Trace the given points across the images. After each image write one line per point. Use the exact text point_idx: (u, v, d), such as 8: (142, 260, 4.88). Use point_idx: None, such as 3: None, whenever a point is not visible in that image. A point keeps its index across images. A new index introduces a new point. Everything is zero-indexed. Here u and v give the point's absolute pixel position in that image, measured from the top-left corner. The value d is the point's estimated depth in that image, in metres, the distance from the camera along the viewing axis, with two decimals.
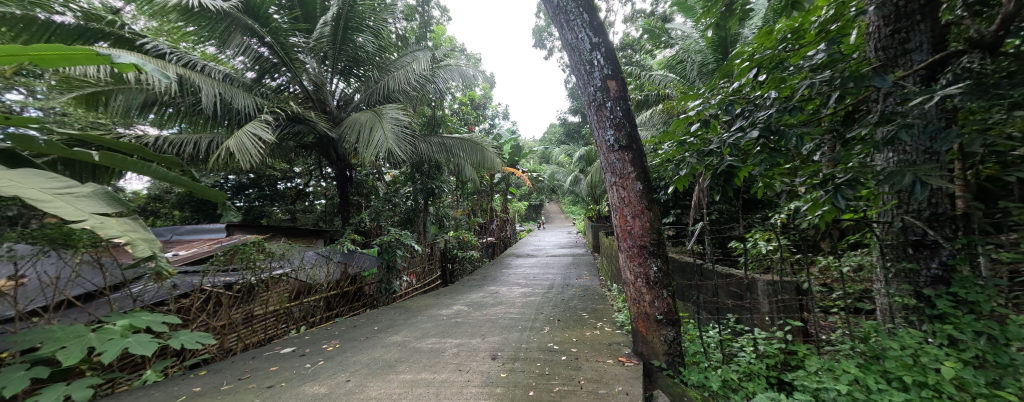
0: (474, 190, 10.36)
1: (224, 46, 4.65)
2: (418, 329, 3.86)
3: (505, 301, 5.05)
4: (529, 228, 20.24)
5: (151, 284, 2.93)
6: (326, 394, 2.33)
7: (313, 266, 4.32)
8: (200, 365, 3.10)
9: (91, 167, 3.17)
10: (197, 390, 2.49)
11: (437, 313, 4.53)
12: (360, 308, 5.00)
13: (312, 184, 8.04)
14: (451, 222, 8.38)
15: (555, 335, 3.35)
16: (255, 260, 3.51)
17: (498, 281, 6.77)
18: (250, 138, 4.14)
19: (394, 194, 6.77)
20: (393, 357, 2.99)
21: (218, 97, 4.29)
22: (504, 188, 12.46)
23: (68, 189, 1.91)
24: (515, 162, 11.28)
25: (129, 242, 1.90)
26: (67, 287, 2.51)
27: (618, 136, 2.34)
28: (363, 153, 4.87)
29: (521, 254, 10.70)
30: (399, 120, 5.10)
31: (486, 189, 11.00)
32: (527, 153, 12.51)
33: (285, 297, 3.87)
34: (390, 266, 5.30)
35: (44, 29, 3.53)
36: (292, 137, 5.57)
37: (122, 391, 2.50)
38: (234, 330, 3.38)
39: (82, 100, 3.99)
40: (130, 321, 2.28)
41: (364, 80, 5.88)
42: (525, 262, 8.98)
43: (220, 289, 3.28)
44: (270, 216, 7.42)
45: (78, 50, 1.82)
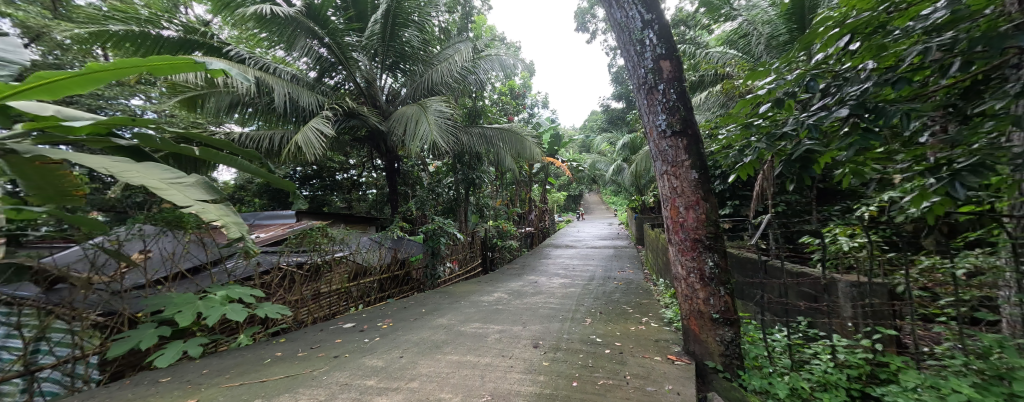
0: (513, 181, 10.48)
1: (291, 48, 5.10)
2: (461, 313, 4.04)
3: (544, 291, 5.06)
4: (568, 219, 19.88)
5: (240, 261, 3.39)
6: (383, 367, 2.54)
7: (367, 250, 4.69)
8: (280, 334, 3.55)
9: (192, 160, 3.76)
10: (278, 355, 2.86)
11: (479, 299, 4.70)
12: (408, 291, 5.37)
13: (365, 174, 8.62)
14: (490, 212, 8.52)
15: (597, 327, 3.30)
16: (320, 243, 3.91)
17: (537, 270, 6.78)
18: (315, 133, 4.56)
19: (437, 184, 6.97)
20: (440, 338, 3.17)
21: (287, 96, 4.74)
22: (543, 178, 12.40)
23: (178, 179, 2.25)
24: (554, 152, 11.14)
25: (224, 224, 2.18)
26: (181, 261, 3.01)
27: (671, 121, 2.18)
28: (409, 144, 5.14)
29: (560, 244, 10.57)
30: (442, 112, 5.28)
31: (525, 179, 11.10)
32: (567, 142, 12.28)
33: (345, 277, 4.28)
34: (435, 253, 5.63)
35: (155, 42, 4.33)
36: (347, 131, 6.03)
37: (222, 351, 2.96)
38: (305, 304, 3.80)
39: (185, 103, 4.72)
40: (226, 292, 2.69)
41: (409, 75, 6.13)
42: (565, 253, 8.85)
43: (294, 268, 3.69)
44: (330, 204, 8.17)
45: (183, 59, 2.07)
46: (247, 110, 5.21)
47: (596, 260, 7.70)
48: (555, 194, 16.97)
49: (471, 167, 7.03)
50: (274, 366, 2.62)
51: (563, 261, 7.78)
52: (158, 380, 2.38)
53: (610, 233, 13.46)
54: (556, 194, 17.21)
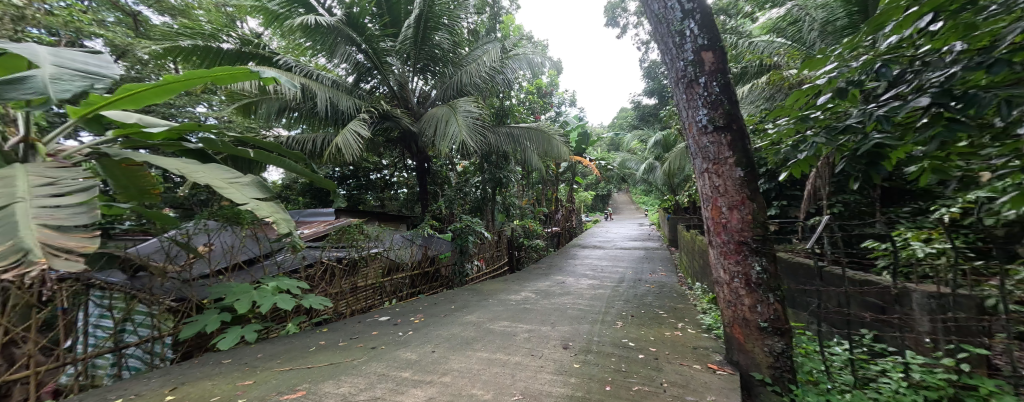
0: (540, 180, 10.42)
1: (332, 56, 5.42)
2: (490, 311, 4.08)
3: (572, 292, 4.98)
4: (596, 220, 19.46)
5: (289, 255, 3.65)
6: (417, 360, 2.63)
7: (400, 247, 4.88)
8: (322, 324, 3.78)
9: (247, 162, 4.10)
10: (322, 344, 3.05)
11: (506, 298, 4.72)
12: (438, 288, 5.51)
13: (397, 174, 8.95)
14: (517, 211, 8.53)
15: (629, 331, 3.20)
16: (358, 239, 4.12)
17: (564, 271, 6.69)
18: (353, 135, 4.81)
19: (465, 183, 7.01)
20: (470, 335, 3.23)
21: (329, 100, 5.04)
22: (570, 177, 12.22)
23: (236, 178, 2.47)
24: (582, 150, 10.94)
25: (275, 220, 2.36)
26: (239, 253, 3.29)
27: (713, 116, 2.07)
28: (439, 144, 5.28)
29: (588, 245, 10.36)
30: (471, 112, 5.40)
31: (552, 179, 11.01)
32: (596, 141, 12.02)
33: (380, 272, 4.49)
34: (463, 251, 5.74)
35: (217, 55, 4.79)
36: (381, 133, 6.29)
37: (273, 337, 3.21)
38: (344, 297, 4.02)
39: (241, 109, 5.16)
40: (277, 284, 2.91)
41: (439, 77, 6.23)
42: (592, 254, 8.66)
43: (334, 262, 3.92)
44: (365, 203, 8.58)
45: (241, 69, 2.27)
46: (294, 115, 5.59)
47: (625, 262, 7.47)
48: (582, 194, 16.67)
49: (498, 167, 7.05)
50: (318, 354, 2.80)
51: (591, 262, 7.62)
52: (221, 362, 2.64)
53: (641, 234, 12.99)
54: (584, 194, 16.89)
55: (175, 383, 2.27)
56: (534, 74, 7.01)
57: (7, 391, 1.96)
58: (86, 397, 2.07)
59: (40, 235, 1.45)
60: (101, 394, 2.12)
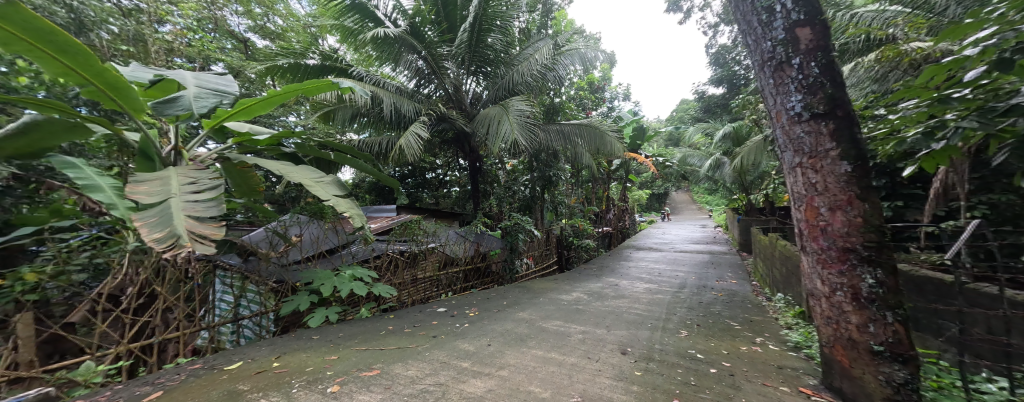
0: (590, 178, 10.08)
1: (395, 64, 5.85)
2: (542, 310, 4.07)
3: (626, 295, 4.74)
4: (651, 220, 18.28)
5: (361, 246, 4.02)
6: (474, 352, 2.73)
7: (454, 242, 5.11)
8: (388, 311, 4.11)
9: (327, 164, 4.62)
10: (390, 329, 3.34)
11: (557, 297, 4.66)
12: (489, 283, 5.65)
13: (449, 173, 9.34)
14: (566, 210, 8.38)
15: (696, 342, 2.94)
16: (417, 234, 4.42)
17: (617, 273, 6.39)
18: (414, 137, 5.15)
19: (513, 182, 7.23)
20: (523, 332, 3.25)
21: (393, 106, 5.45)
22: (623, 175, 11.63)
23: (319, 177, 2.80)
24: (637, 146, 10.33)
25: (351, 215, 2.63)
26: (322, 243, 3.72)
27: (810, 101, 1.80)
28: (491, 143, 5.42)
29: (643, 247, 9.77)
30: (523, 111, 5.47)
31: (603, 177, 10.57)
32: (652, 136, 11.26)
33: (437, 265, 4.73)
34: (513, 248, 5.81)
35: (303, 71, 5.46)
36: (438, 134, 6.61)
37: (350, 320, 3.60)
38: (406, 287, 4.33)
39: (322, 117, 5.82)
40: (353, 272, 3.25)
41: (491, 77, 6.37)
42: (648, 256, 8.15)
43: (397, 254, 4.23)
44: (421, 200, 9.10)
45: (324, 82, 2.58)
46: (363, 120, 6.14)
47: (686, 266, 6.89)
48: (636, 192, 15.76)
49: (547, 165, 7.01)
50: (387, 337, 3.07)
51: (647, 265, 7.17)
52: (311, 337, 3.04)
53: (703, 236, 11.89)
54: (638, 192, 15.96)
55: (279, 352, 2.70)
56: (586, 69, 6.88)
57: (165, 347, 2.61)
58: (220, 357, 2.62)
59: (187, 224, 1.82)
60: (228, 356, 2.65)
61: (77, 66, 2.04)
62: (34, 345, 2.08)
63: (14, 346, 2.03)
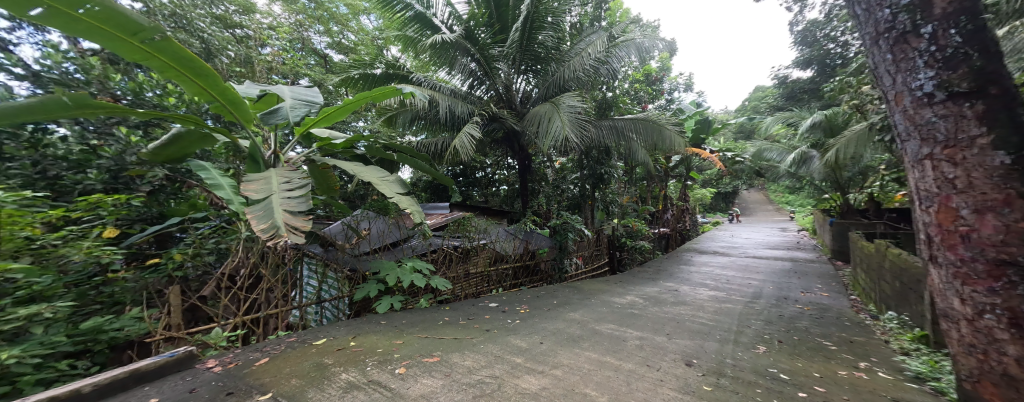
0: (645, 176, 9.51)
1: (450, 68, 6.08)
2: (594, 311, 3.94)
3: (688, 302, 4.37)
4: (715, 222, 16.68)
5: (420, 240, 4.26)
6: (527, 349, 2.74)
7: (504, 240, 5.19)
8: (443, 303, 4.31)
9: (389, 164, 4.98)
10: (446, 319, 3.51)
11: (610, 300, 4.48)
12: (538, 282, 5.62)
13: (498, 172, 9.48)
14: (618, 209, 8.00)
15: (775, 359, 2.61)
16: (470, 230, 4.62)
17: (676, 277, 5.93)
18: (467, 137, 5.31)
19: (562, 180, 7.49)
20: (575, 333, 3.18)
21: (448, 108, 5.68)
22: (683, 172, 10.76)
23: (384, 176, 3.05)
24: (700, 141, 9.48)
25: (411, 211, 2.82)
26: (386, 237, 4.02)
27: (945, 79, 1.55)
28: (542, 141, 5.40)
29: (706, 250, 8.95)
30: (574, 107, 5.36)
31: (661, 175, 9.87)
32: (719, 129, 10.24)
33: (487, 261, 4.86)
34: (562, 247, 5.78)
35: (369, 79, 5.94)
36: (488, 134, 6.74)
37: (410, 309, 3.85)
38: (459, 281, 4.50)
39: (386, 122, 6.29)
40: (413, 264, 3.59)
41: (542, 75, 6.35)
42: (712, 261, 7.44)
43: (451, 249, 4.42)
44: (471, 198, 9.36)
45: (389, 89, 2.80)
46: (421, 123, 6.51)
47: (760, 274, 6.14)
48: (699, 191, 14.47)
49: (599, 162, 6.73)
50: (444, 328, 3.23)
51: (710, 270, 6.55)
52: (380, 322, 3.32)
53: (780, 241, 10.52)
54: (700, 191, 14.66)
55: (355, 333, 3.02)
56: (643, 60, 6.53)
57: (268, 320, 3.05)
58: (308, 333, 3.03)
59: (284, 217, 2.17)
60: (316, 333, 3.05)
61: (209, 86, 2.48)
62: (182, 311, 2.57)
63: (169, 311, 2.54)
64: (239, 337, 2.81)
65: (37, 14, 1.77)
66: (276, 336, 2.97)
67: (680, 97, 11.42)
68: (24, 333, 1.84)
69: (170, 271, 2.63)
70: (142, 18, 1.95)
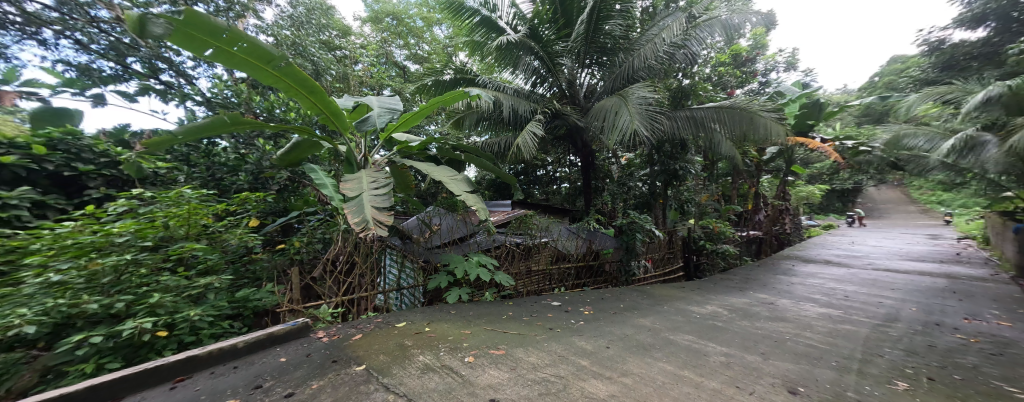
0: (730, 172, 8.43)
1: (514, 68, 6.09)
2: (668, 319, 3.62)
3: (785, 318, 3.75)
4: (822, 226, 14.08)
5: (485, 237, 4.37)
6: (593, 352, 2.62)
7: (566, 238, 5.07)
8: (506, 298, 4.38)
9: (456, 164, 5.20)
10: (510, 314, 3.55)
11: (686, 308, 4.07)
12: (601, 283, 5.39)
13: (560, 169, 9.32)
14: (695, 209, 7.24)
15: (918, 399, 2.07)
16: (532, 228, 4.60)
17: (769, 288, 5.14)
18: (530, 136, 5.30)
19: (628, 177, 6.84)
20: (647, 341, 2.95)
21: (511, 108, 5.72)
22: (780, 167, 9.28)
23: (452, 175, 3.21)
24: (804, 130, 8.06)
25: (479, 209, 2.93)
26: (455, 232, 4.21)
27: None
28: (608, 136, 5.17)
29: (808, 259, 7.60)
30: (645, 98, 5.02)
31: (750, 170, 8.66)
32: (830, 115, 8.57)
33: (549, 260, 4.79)
34: (629, 249, 5.37)
35: (438, 85, 6.28)
36: (551, 131, 6.66)
37: (476, 301, 4.00)
38: (522, 278, 4.51)
39: (454, 123, 6.59)
40: (479, 259, 3.77)
41: (609, 67, 6.07)
42: (817, 272, 6.28)
43: (514, 246, 4.46)
44: (532, 196, 9.36)
45: (457, 93, 2.92)
46: (487, 123, 6.67)
47: (887, 291, 4.99)
48: (800, 189, 12.37)
49: (672, 157, 6.09)
50: (508, 322, 3.28)
51: (816, 283, 5.53)
52: (449, 311, 3.51)
53: (918, 251, 8.42)
54: (802, 188, 12.51)
55: (429, 320, 3.24)
56: (729, 38, 5.84)
57: (360, 301, 3.42)
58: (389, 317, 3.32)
59: (373, 212, 2.44)
60: (395, 316, 3.34)
61: (318, 101, 2.97)
62: (298, 288, 3.11)
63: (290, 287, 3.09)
64: (339, 314, 3.21)
65: (210, 54, 2.42)
66: (366, 315, 3.35)
67: (777, 79, 9.86)
68: (204, 297, 2.75)
69: (291, 255, 3.32)
70: (273, 49, 2.49)
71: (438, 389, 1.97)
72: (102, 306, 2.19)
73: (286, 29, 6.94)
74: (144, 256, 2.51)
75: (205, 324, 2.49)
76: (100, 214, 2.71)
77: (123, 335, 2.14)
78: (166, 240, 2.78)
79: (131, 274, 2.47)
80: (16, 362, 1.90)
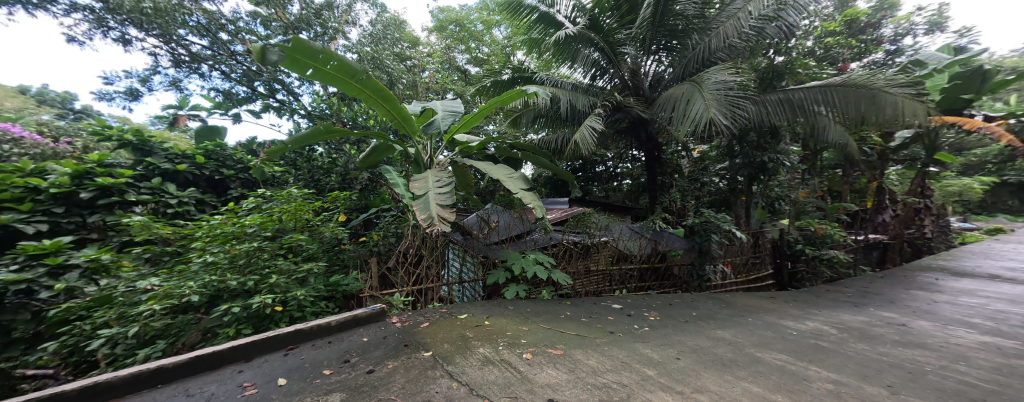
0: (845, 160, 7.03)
1: (573, 62, 5.86)
2: (752, 333, 3.15)
3: (916, 343, 3.01)
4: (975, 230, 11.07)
5: (541, 234, 4.28)
6: (661, 362, 2.38)
7: (628, 238, 4.74)
8: (564, 297, 4.26)
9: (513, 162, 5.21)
10: (568, 314, 3.43)
11: (775, 322, 3.51)
12: (669, 287, 4.95)
13: (621, 165, 8.83)
14: (791, 207, 6.20)
15: None
16: (591, 226, 4.38)
17: (892, 305, 4.20)
18: (589, 130, 5.07)
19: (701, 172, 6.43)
20: (726, 355, 2.60)
21: (568, 103, 5.56)
22: (911, 155, 7.50)
23: (509, 173, 3.19)
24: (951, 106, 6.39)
25: (535, 207, 2.87)
26: (512, 229, 4.20)
27: None
28: (678, 127, 4.71)
29: (952, 271, 6.04)
30: (725, 82, 4.45)
31: (873, 159, 7.12)
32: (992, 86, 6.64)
33: (609, 260, 4.54)
34: (703, 251, 4.82)
35: (495, 85, 6.35)
36: (611, 125, 6.33)
37: (534, 298, 3.95)
38: (580, 277, 4.34)
39: (511, 122, 6.63)
40: (535, 256, 3.69)
41: (679, 52, 5.55)
42: (967, 288, 4.95)
43: (572, 244, 4.31)
44: (591, 194, 9.02)
45: (515, 92, 2.89)
46: (543, 121, 6.56)
47: None
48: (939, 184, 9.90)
49: (759, 148, 5.22)
50: (566, 322, 3.16)
51: (970, 304, 4.30)
52: (507, 307, 3.51)
53: None
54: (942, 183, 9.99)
55: (488, 313, 3.28)
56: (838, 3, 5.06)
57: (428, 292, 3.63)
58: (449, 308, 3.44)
59: (438, 210, 2.53)
60: (456, 308, 3.44)
61: (393, 108, 3.15)
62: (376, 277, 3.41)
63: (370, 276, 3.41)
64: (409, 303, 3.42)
65: (311, 73, 2.78)
66: (432, 305, 3.53)
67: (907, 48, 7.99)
68: (308, 279, 3.14)
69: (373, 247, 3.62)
70: (356, 64, 2.73)
71: (498, 383, 1.95)
72: (240, 282, 2.73)
73: (367, 47, 7.88)
74: (265, 244, 3.01)
75: (308, 304, 2.89)
76: (241, 210, 3.44)
77: (251, 308, 2.62)
78: (280, 231, 3.29)
79: (258, 257, 3.00)
80: (190, 322, 2.57)
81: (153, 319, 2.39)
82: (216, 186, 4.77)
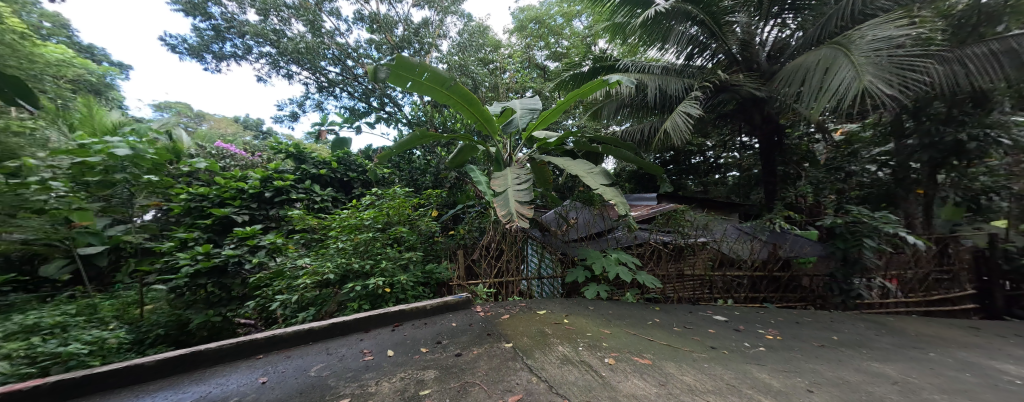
0: None
1: (663, 44, 5.11)
2: (932, 373, 2.30)
3: None
4: None
5: (624, 233, 3.85)
6: (784, 392, 1.89)
7: (735, 240, 3.99)
8: (652, 302, 3.81)
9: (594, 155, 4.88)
10: (657, 321, 3.02)
11: (972, 362, 2.51)
12: (791, 300, 4.07)
13: (724, 155, 7.58)
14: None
15: None
16: (684, 225, 3.82)
17: None
18: (682, 117, 4.42)
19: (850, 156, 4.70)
20: (887, 396, 1.93)
21: (658, 88, 4.96)
22: None
23: (589, 168, 2.97)
24: None
25: (616, 203, 2.60)
26: (592, 226, 3.88)
27: None
28: (810, 103, 3.82)
29: None
30: (890, 39, 3.40)
31: None
32: None
33: (709, 264, 3.92)
34: (847, 259, 3.77)
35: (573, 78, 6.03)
36: (713, 108, 5.49)
37: (617, 301, 3.62)
38: (671, 282, 3.82)
39: (592, 115, 6.26)
40: (617, 256, 3.34)
41: (813, 11, 4.55)
42: None
43: (661, 245, 3.80)
44: (687, 189, 7.97)
45: (594, 83, 2.67)
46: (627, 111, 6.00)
47: None
48: None
49: (953, 123, 3.84)
50: (655, 329, 2.79)
51: None
52: (587, 307, 3.28)
53: None
54: None
55: (567, 312, 3.10)
56: None
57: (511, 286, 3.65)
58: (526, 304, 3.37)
59: (517, 206, 2.48)
60: (533, 304, 3.35)
61: (476, 112, 3.24)
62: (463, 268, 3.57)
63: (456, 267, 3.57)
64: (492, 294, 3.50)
65: (409, 86, 3.00)
66: (511, 299, 3.53)
67: None
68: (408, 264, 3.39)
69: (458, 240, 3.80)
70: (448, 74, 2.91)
71: (578, 384, 1.78)
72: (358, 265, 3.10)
73: (455, 56, 8.45)
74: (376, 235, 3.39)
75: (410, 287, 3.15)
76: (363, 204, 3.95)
77: (369, 288, 2.98)
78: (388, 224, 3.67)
79: (371, 245, 3.37)
80: (330, 294, 3.07)
81: (308, 290, 2.98)
82: (345, 186, 5.69)
